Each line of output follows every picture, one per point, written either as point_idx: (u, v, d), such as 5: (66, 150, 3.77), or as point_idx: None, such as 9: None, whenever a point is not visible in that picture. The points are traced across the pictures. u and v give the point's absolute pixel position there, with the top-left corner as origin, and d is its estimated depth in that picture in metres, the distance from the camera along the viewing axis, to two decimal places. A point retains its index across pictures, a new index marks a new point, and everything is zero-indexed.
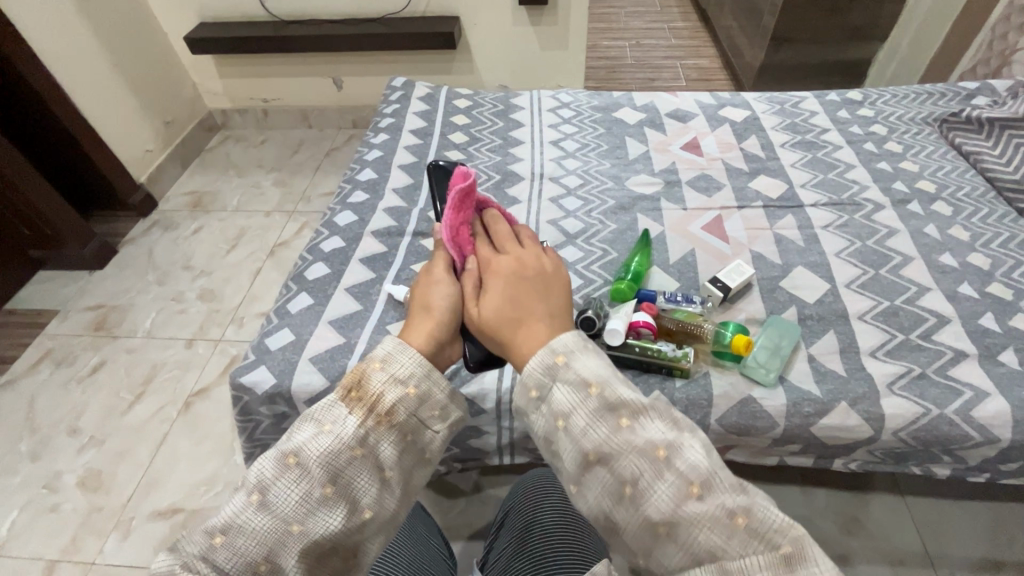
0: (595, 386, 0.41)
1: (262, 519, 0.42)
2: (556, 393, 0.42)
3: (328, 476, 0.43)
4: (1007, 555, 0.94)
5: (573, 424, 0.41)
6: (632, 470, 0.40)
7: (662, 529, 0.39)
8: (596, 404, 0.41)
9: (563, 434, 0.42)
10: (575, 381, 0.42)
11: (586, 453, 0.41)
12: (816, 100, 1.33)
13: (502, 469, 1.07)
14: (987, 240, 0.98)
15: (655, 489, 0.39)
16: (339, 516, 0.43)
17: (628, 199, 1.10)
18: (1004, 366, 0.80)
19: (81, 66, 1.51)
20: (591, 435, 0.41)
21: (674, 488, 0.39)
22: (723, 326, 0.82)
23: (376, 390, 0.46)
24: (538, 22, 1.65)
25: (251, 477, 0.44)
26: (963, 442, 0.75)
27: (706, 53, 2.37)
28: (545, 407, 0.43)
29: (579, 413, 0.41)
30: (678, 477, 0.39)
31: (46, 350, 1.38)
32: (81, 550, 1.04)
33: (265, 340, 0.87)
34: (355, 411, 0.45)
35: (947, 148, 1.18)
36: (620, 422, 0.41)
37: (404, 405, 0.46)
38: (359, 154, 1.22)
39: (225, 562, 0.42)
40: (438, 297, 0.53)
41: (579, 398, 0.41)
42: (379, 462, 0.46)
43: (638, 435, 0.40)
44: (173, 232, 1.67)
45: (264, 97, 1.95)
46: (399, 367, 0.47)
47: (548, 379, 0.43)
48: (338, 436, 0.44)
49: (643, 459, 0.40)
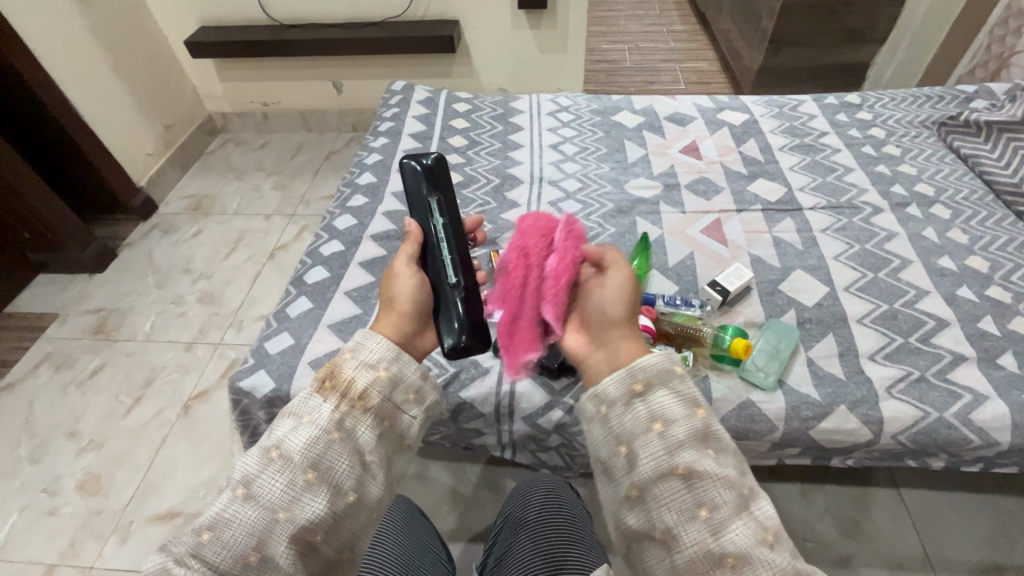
0: (701, 411, 0.50)
1: (250, 511, 0.43)
2: (663, 398, 0.50)
3: (309, 461, 0.45)
4: (1007, 558, 0.94)
5: (670, 431, 0.49)
6: (716, 496, 0.47)
7: (728, 555, 0.45)
8: (698, 424, 0.49)
9: (658, 437, 0.49)
10: (684, 396, 0.51)
11: (676, 463, 0.48)
12: (815, 103, 1.33)
13: (501, 472, 1.06)
14: (986, 243, 0.98)
15: (732, 523, 0.46)
16: (322, 500, 0.44)
17: (627, 202, 1.10)
18: (1003, 369, 0.80)
19: (82, 69, 1.51)
20: (684, 452, 0.48)
21: (749, 529, 0.46)
22: (722, 330, 0.83)
23: (347, 377, 0.49)
24: (537, 26, 1.65)
25: (236, 474, 0.45)
26: (963, 446, 0.75)
27: (705, 56, 2.37)
28: (644, 406, 0.50)
29: (681, 424, 0.49)
30: (752, 519, 0.47)
31: (46, 353, 1.38)
32: (80, 554, 1.04)
33: (264, 343, 0.87)
34: (329, 399, 0.48)
35: (945, 151, 1.18)
36: (710, 450, 0.49)
37: (377, 389, 0.49)
38: (359, 158, 1.22)
39: (215, 557, 0.42)
40: (401, 292, 0.61)
41: (685, 412, 0.50)
42: (357, 446, 0.47)
43: (726, 470, 0.48)
44: (173, 236, 1.68)
45: (265, 101, 1.95)
46: (367, 354, 0.51)
47: (660, 381, 0.51)
48: (315, 422, 0.47)
49: (730, 491, 0.47)
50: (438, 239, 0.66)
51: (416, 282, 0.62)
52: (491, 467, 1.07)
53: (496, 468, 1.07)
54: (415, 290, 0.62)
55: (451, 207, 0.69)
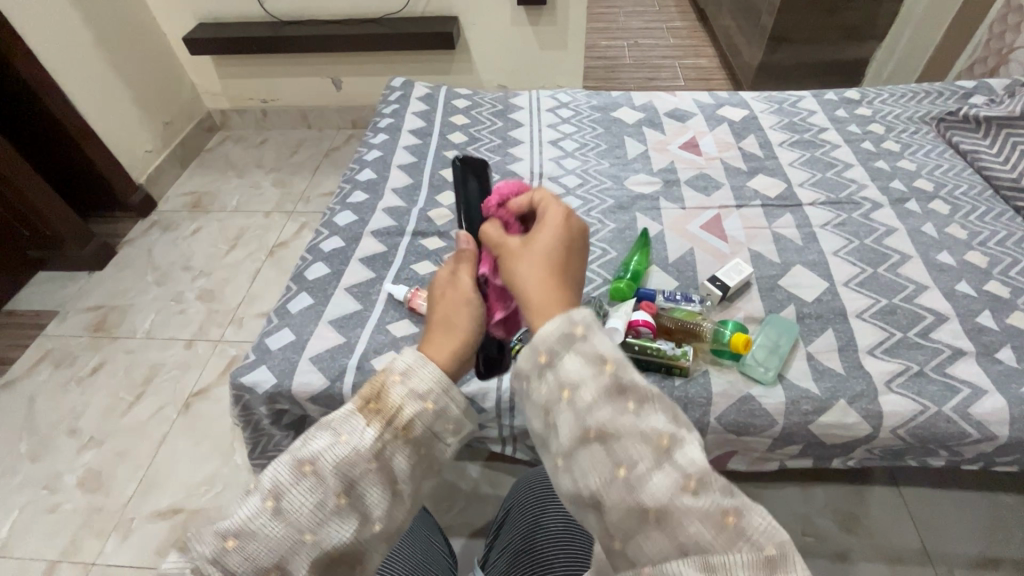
0: (609, 365, 0.42)
1: (277, 528, 0.41)
2: (568, 361, 0.43)
3: (343, 486, 0.42)
4: (1004, 552, 0.95)
5: (579, 396, 0.42)
6: (630, 449, 0.39)
7: (651, 512, 0.37)
8: (608, 382, 0.41)
9: (567, 406, 0.42)
10: (591, 355, 0.42)
11: (586, 427, 0.40)
12: (814, 99, 1.34)
13: (503, 468, 1.07)
14: (985, 238, 0.98)
15: (652, 477, 0.38)
16: (349, 528, 0.42)
17: (627, 198, 1.10)
18: (1001, 363, 0.80)
19: (79, 66, 1.51)
20: (596, 412, 0.41)
21: (670, 478, 0.38)
22: (721, 325, 0.83)
23: (396, 404, 0.44)
24: (537, 22, 1.65)
25: (266, 481, 0.42)
26: (961, 439, 0.75)
27: (705, 52, 2.37)
28: (552, 374, 0.43)
29: (588, 386, 0.42)
30: (675, 468, 0.38)
31: (47, 350, 1.39)
32: (81, 551, 1.04)
33: (265, 339, 0.87)
34: (373, 422, 0.44)
35: (943, 147, 1.18)
36: (627, 405, 0.41)
37: (421, 420, 0.45)
38: (359, 154, 1.22)
39: (237, 567, 0.40)
40: (462, 318, 0.53)
41: (593, 372, 0.42)
42: (392, 474, 0.44)
43: (645, 421, 0.40)
44: (173, 233, 1.67)
45: (264, 98, 1.95)
46: (419, 383, 0.46)
47: (564, 347, 0.43)
48: (355, 447, 0.43)
49: (646, 443, 0.39)
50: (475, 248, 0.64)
51: (477, 310, 0.54)
52: (491, 463, 1.07)
53: (498, 463, 1.07)
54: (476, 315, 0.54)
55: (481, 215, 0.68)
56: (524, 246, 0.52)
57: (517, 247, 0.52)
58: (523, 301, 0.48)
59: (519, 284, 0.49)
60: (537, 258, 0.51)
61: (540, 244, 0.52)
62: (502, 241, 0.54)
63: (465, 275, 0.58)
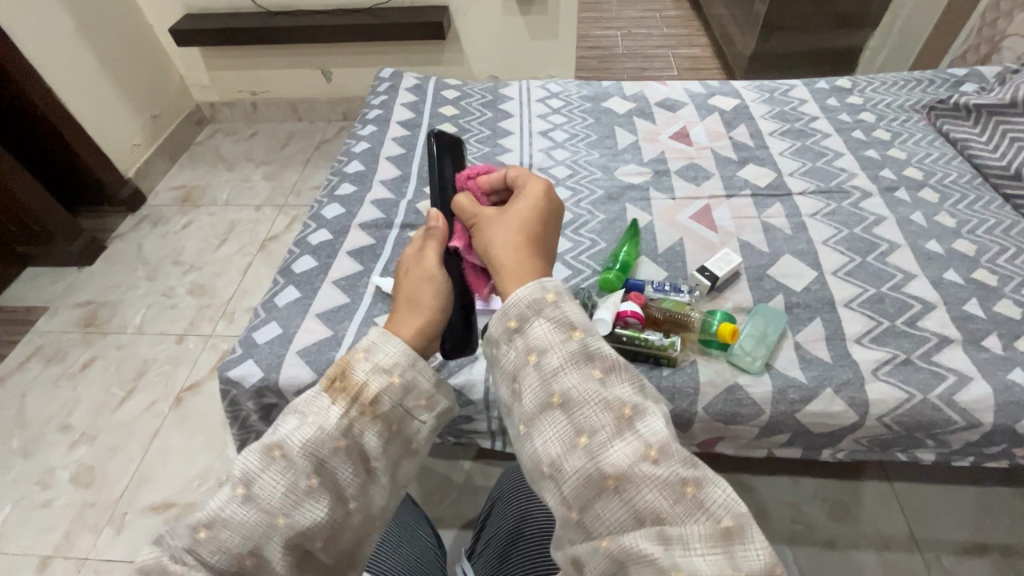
0: (576, 331, 0.43)
1: (248, 513, 0.40)
2: (536, 326, 0.43)
3: (313, 466, 0.42)
4: (992, 539, 0.95)
5: (546, 360, 0.42)
6: (592, 416, 0.40)
7: (611, 481, 0.37)
8: (575, 347, 0.42)
9: (534, 370, 0.42)
10: (559, 322, 0.43)
11: (551, 392, 0.41)
12: (805, 87, 1.33)
13: (494, 459, 1.07)
14: (974, 227, 0.98)
15: (613, 444, 0.38)
16: (323, 506, 0.42)
17: (617, 188, 1.10)
18: (987, 351, 0.80)
19: (64, 59, 1.49)
20: (562, 378, 0.41)
21: (631, 447, 0.38)
22: (709, 315, 0.83)
23: (361, 380, 0.45)
24: (527, 12, 1.63)
25: (236, 469, 0.42)
26: (947, 427, 0.76)
27: (699, 41, 2.35)
28: (522, 339, 0.44)
29: (556, 352, 0.42)
30: (636, 437, 0.39)
31: (36, 347, 1.38)
32: (73, 546, 1.04)
33: (252, 333, 0.86)
34: (338, 401, 0.44)
35: (935, 135, 1.18)
36: (593, 373, 0.42)
37: (389, 395, 0.45)
38: (347, 146, 1.21)
39: (210, 557, 0.40)
40: (428, 295, 0.52)
41: (560, 338, 0.43)
42: (364, 452, 0.44)
43: (609, 390, 0.41)
44: (163, 227, 1.66)
45: (253, 90, 1.92)
46: (384, 357, 0.46)
47: (535, 314, 0.44)
48: (322, 426, 0.43)
49: (608, 411, 0.40)
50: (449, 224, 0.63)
51: (444, 286, 0.53)
52: (483, 454, 1.07)
53: (489, 455, 1.07)
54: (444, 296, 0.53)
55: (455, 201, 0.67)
56: (499, 213, 0.54)
57: (493, 215, 0.54)
58: (497, 268, 0.49)
59: (492, 248, 0.51)
60: (512, 225, 0.52)
61: (518, 207, 0.53)
62: (479, 209, 0.56)
63: (431, 250, 0.56)
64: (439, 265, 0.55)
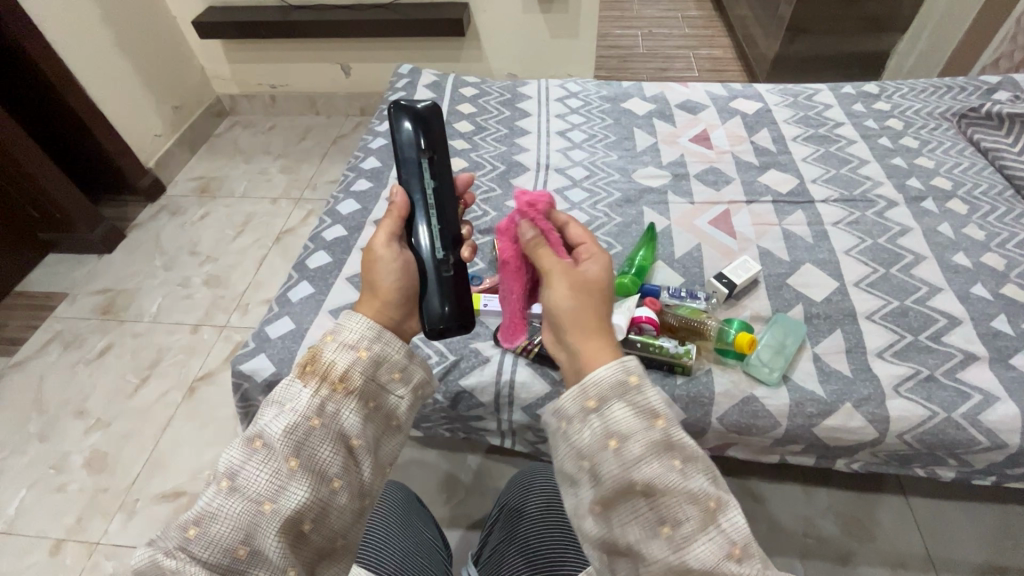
0: (661, 420, 0.42)
1: (234, 503, 0.41)
2: (617, 411, 0.42)
3: (291, 449, 0.43)
4: (1011, 561, 0.93)
5: (627, 447, 0.41)
6: (678, 510, 0.40)
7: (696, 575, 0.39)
8: (658, 436, 0.41)
9: (613, 455, 0.41)
10: (643, 408, 0.42)
11: (633, 481, 0.40)
12: (831, 92, 1.30)
13: (502, 460, 1.06)
14: (1003, 240, 0.95)
15: (698, 541, 0.40)
16: (306, 488, 0.42)
17: (634, 191, 1.08)
18: (1015, 369, 0.78)
19: (90, 51, 1.51)
20: (643, 466, 0.41)
21: (718, 544, 0.40)
22: (726, 324, 0.81)
23: (328, 360, 0.47)
24: (548, 10, 1.61)
25: (220, 466, 0.43)
26: (970, 447, 0.74)
27: (720, 42, 2.32)
28: (599, 420, 0.42)
29: (638, 439, 0.41)
30: (721, 533, 0.40)
31: (55, 332, 1.40)
32: (85, 530, 1.05)
33: (265, 328, 0.86)
34: (309, 382, 0.46)
35: (964, 145, 1.14)
36: (675, 462, 0.41)
37: (359, 369, 0.47)
38: (364, 142, 1.21)
39: (202, 552, 0.40)
40: (383, 277, 0.54)
41: (643, 425, 0.42)
42: (343, 432, 0.46)
43: (691, 481, 0.41)
44: (181, 218, 1.68)
45: (273, 83, 1.94)
46: (348, 334, 0.48)
47: (615, 395, 0.43)
48: (294, 409, 0.45)
49: (695, 505, 0.40)
50: (424, 207, 0.60)
51: (397, 263, 0.56)
52: (492, 455, 1.07)
53: (497, 456, 1.07)
54: (400, 274, 0.55)
55: (443, 169, 0.62)
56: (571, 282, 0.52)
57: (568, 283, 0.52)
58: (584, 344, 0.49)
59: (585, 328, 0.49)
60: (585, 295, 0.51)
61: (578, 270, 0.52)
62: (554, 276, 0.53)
63: (383, 232, 0.57)
64: (389, 246, 0.57)
